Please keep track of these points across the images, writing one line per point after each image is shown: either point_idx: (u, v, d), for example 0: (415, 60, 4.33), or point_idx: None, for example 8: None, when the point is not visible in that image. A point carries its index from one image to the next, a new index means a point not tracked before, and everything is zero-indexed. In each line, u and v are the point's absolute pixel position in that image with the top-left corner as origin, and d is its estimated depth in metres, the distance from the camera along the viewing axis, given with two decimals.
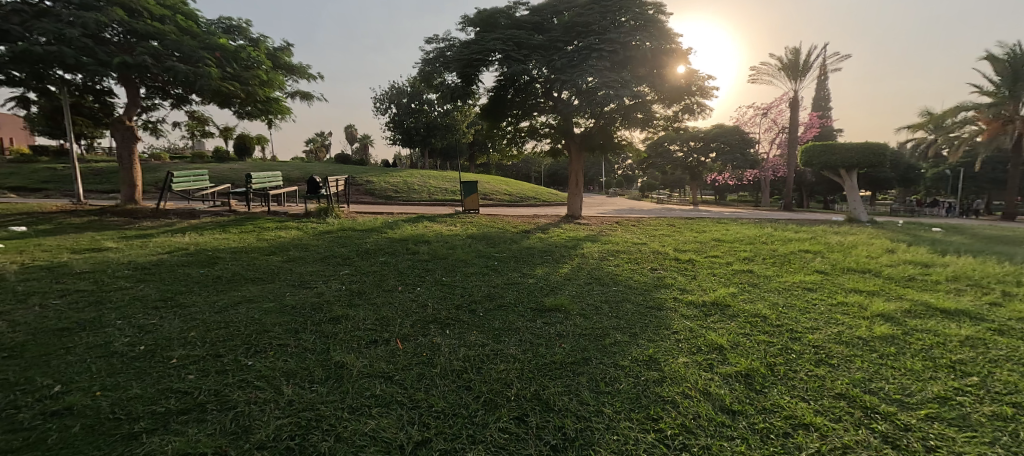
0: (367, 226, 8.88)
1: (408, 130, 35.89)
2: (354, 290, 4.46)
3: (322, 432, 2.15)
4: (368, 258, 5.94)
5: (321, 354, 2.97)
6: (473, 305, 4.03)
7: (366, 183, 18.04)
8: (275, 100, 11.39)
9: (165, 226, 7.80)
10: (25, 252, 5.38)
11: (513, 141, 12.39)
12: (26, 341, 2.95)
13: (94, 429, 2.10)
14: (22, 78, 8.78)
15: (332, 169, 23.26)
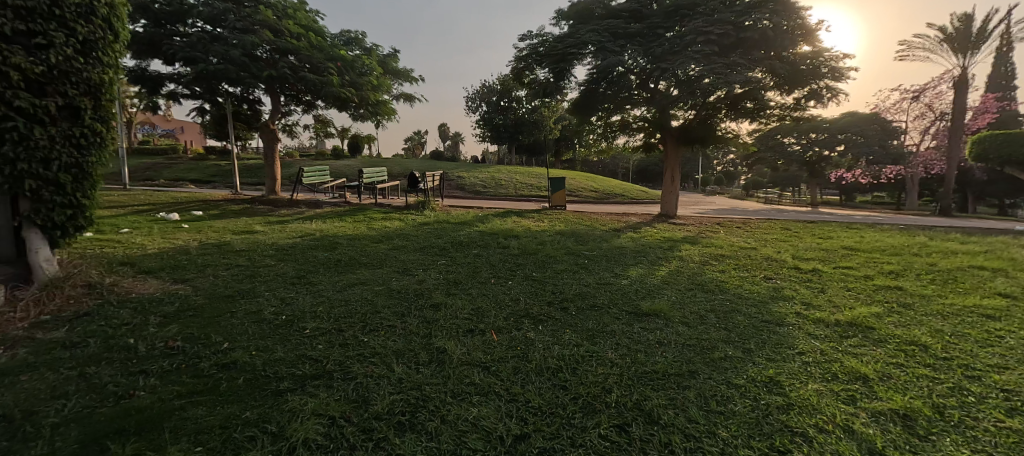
0: (460, 219, 9.30)
1: (497, 126, 36.85)
2: (451, 279, 4.70)
3: (428, 412, 2.28)
4: (463, 250, 6.21)
5: (426, 338, 3.18)
6: (565, 303, 3.99)
7: (460, 178, 18.90)
8: (384, 102, 12.51)
9: (296, 214, 9.00)
10: (201, 231, 6.62)
11: (603, 135, 12.06)
12: (204, 303, 3.63)
13: (252, 383, 2.48)
14: (200, 92, 10.76)
15: (429, 164, 24.86)
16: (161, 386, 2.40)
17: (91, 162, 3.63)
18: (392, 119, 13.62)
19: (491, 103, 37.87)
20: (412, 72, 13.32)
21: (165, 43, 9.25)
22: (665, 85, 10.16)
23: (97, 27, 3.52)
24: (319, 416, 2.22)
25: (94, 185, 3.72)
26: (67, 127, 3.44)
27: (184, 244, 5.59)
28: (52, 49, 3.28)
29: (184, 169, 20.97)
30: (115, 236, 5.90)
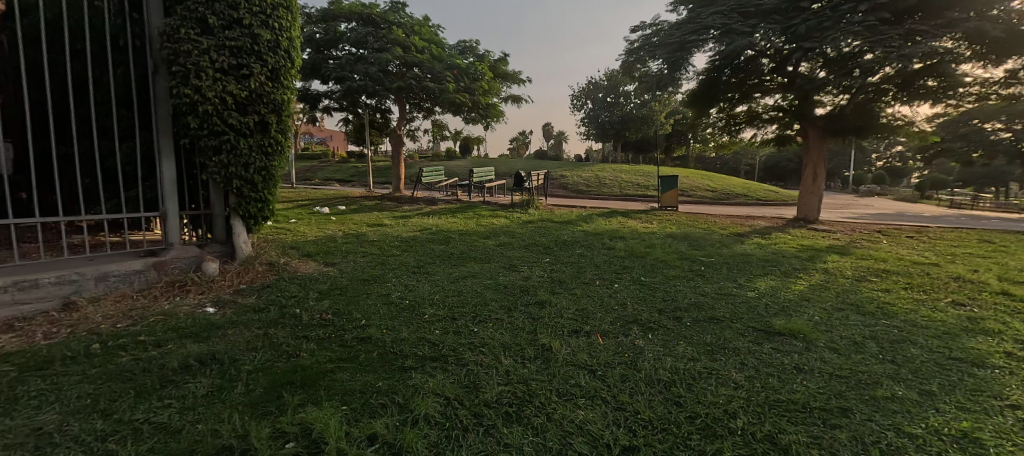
0: (564, 218, 9.33)
1: (604, 123, 35.95)
2: (555, 278, 4.76)
3: (534, 408, 2.35)
4: (567, 249, 6.24)
5: (531, 333, 3.29)
6: (678, 312, 3.76)
7: (565, 177, 18.92)
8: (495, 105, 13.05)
9: (416, 210, 9.93)
10: (343, 223, 7.70)
11: (727, 129, 11.02)
12: (347, 284, 4.24)
13: (383, 358, 2.83)
14: (346, 105, 12.48)
15: (534, 164, 25.37)
16: (317, 350, 2.87)
17: (275, 165, 4.47)
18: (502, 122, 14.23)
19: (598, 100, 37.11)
20: (520, 75, 13.92)
21: (323, 67, 10.95)
22: (808, 67, 8.92)
23: (281, 56, 4.33)
24: (437, 395, 2.43)
25: (277, 184, 4.58)
26: (260, 138, 4.30)
27: (331, 234, 6.57)
28: (252, 76, 4.13)
29: (331, 170, 24.54)
30: (284, 225, 7.19)
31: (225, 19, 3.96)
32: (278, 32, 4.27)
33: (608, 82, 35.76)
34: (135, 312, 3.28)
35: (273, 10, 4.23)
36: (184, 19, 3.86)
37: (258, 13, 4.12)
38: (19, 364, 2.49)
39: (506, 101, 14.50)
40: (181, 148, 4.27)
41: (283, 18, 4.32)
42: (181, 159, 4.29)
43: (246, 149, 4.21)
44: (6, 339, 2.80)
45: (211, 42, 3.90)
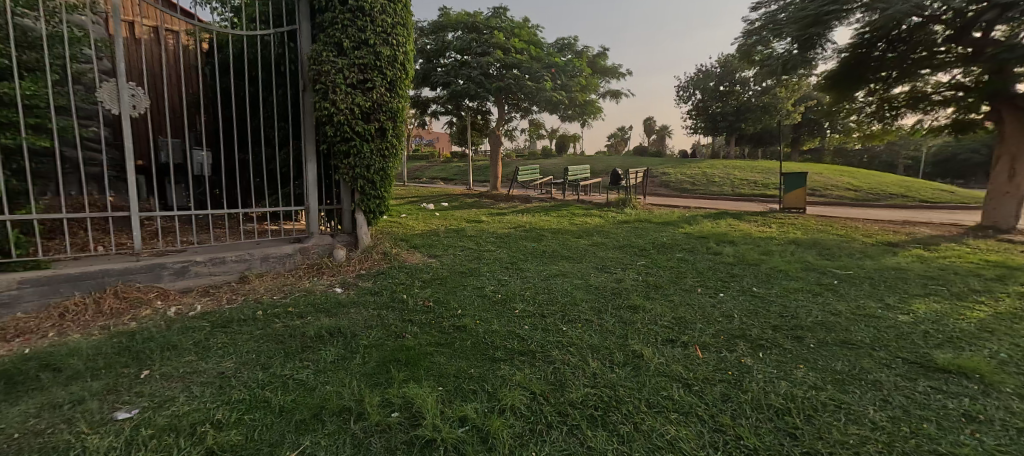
0: (664, 219, 8.95)
1: (714, 116, 33.25)
2: (650, 283, 4.67)
3: (621, 415, 2.37)
4: (666, 252, 6.03)
5: (621, 338, 3.32)
6: (798, 332, 3.45)
7: (667, 175, 18.00)
8: (591, 103, 13.04)
9: (512, 207, 10.29)
10: (445, 218, 8.32)
11: (880, 112, 9.38)
12: (447, 275, 4.64)
13: (476, 346, 3.07)
14: (450, 109, 13.39)
15: (634, 160, 24.43)
16: (419, 333, 3.22)
17: (391, 166, 5.05)
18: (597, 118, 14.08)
19: (711, 90, 34.18)
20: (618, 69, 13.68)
21: (433, 74, 11.87)
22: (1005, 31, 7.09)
23: (398, 69, 4.88)
24: (524, 388, 2.58)
25: (392, 182, 5.17)
26: (379, 141, 4.90)
27: (435, 228, 7.18)
28: (374, 88, 4.72)
29: (437, 169, 26.37)
30: (397, 219, 8.03)
31: (356, 40, 4.57)
32: (396, 48, 4.82)
33: (720, 70, 32.90)
34: (285, 288, 4.01)
35: (392, 29, 4.79)
36: (325, 44, 4.55)
37: (381, 33, 4.70)
38: (210, 322, 3.23)
39: (603, 96, 14.37)
40: (320, 153, 5.05)
41: (400, 35, 4.86)
42: (320, 162, 5.07)
43: (368, 152, 4.83)
44: (203, 301, 3.65)
45: (345, 61, 4.54)
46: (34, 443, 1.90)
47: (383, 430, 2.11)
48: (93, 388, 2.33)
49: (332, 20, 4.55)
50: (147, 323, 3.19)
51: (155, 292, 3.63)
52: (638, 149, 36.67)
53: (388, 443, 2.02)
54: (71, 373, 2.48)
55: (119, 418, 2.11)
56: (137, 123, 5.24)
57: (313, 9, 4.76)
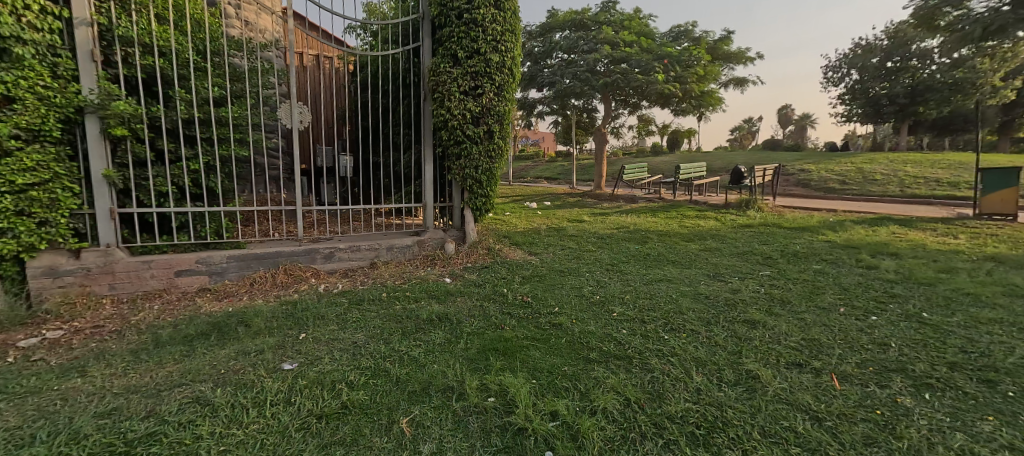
0: (799, 224, 7.89)
1: (877, 97, 28.13)
2: (774, 296, 4.23)
3: (727, 438, 2.19)
4: (799, 263, 5.38)
5: (734, 354, 3.07)
6: (989, 373, 2.74)
7: (806, 174, 15.74)
8: (710, 93, 12.06)
9: (617, 208, 10.06)
10: (549, 217, 8.53)
11: None
12: (547, 273, 4.82)
13: (570, 345, 3.16)
14: (556, 109, 13.61)
15: (766, 157, 21.75)
16: (517, 326, 3.45)
17: (496, 166, 5.40)
18: (719, 108, 12.92)
19: (875, 67, 28.21)
20: (743, 55, 12.51)
21: (539, 77, 12.14)
22: None
23: (505, 74, 5.19)
24: (617, 391, 2.57)
25: (497, 182, 5.52)
26: (487, 143, 5.27)
27: (538, 226, 7.44)
28: (483, 94, 5.10)
29: (545, 168, 26.81)
30: (502, 217, 8.52)
31: (469, 50, 4.97)
32: (504, 54, 5.13)
33: (885, 44, 27.40)
34: (405, 275, 4.58)
35: (502, 37, 5.10)
36: (443, 56, 5.04)
37: (492, 41, 5.03)
38: (348, 299, 3.87)
39: (723, 85, 13.30)
40: (436, 155, 5.61)
41: (509, 42, 5.16)
42: (436, 164, 5.62)
43: (477, 154, 5.24)
44: (344, 281, 4.38)
45: (459, 71, 4.97)
46: (232, 378, 2.54)
47: (481, 412, 2.31)
48: (269, 343, 2.99)
49: (450, 34, 5.00)
50: (304, 296, 3.94)
51: (309, 272, 4.43)
52: (770, 143, 32.62)
53: (483, 425, 2.21)
54: (255, 329, 3.21)
55: (284, 368, 2.69)
56: (302, 135, 6.46)
57: (434, 26, 5.30)
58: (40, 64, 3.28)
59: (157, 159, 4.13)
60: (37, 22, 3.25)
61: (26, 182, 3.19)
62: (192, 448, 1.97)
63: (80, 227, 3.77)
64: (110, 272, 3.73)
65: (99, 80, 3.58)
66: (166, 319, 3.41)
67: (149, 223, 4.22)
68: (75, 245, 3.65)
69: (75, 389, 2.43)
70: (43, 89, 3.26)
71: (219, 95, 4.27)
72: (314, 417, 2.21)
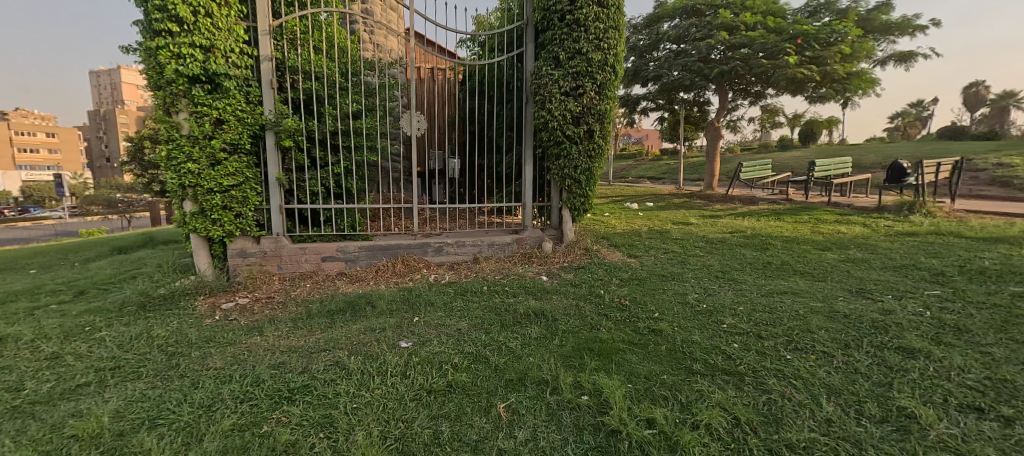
0: (988, 230, 6.27)
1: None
2: (947, 324, 3.08)
3: None
4: (986, 282, 3.87)
5: (881, 387, 2.40)
6: None
7: (1005, 170, 12.67)
8: (861, 72, 10.38)
9: (731, 209, 9.12)
10: (652, 220, 8.09)
11: None
12: (645, 276, 4.48)
13: (671, 353, 2.84)
14: (663, 103, 13.04)
15: (939, 148, 17.76)
16: (613, 328, 3.28)
17: (595, 166, 5.43)
18: (870, 90, 11.03)
19: None
20: (905, 25, 10.61)
21: (643, 71, 11.74)
22: None
23: (608, 71, 5.16)
24: (723, 408, 2.28)
25: (596, 182, 5.55)
26: (586, 143, 5.33)
27: (638, 229, 7.13)
28: (585, 94, 5.15)
29: (653, 167, 25.64)
30: (600, 218, 8.39)
31: (571, 51, 5.06)
32: (607, 52, 5.10)
33: None
34: (504, 271, 4.86)
35: (605, 34, 5.07)
36: (545, 59, 5.23)
37: (595, 39, 5.04)
38: (453, 289, 4.25)
39: (876, 62, 11.39)
40: (537, 156, 5.81)
41: (613, 39, 5.10)
42: (536, 164, 5.83)
43: (577, 154, 5.32)
44: (453, 273, 4.82)
45: (560, 72, 5.10)
46: (362, 349, 3.01)
47: (574, 408, 2.36)
48: (390, 322, 3.45)
49: (553, 37, 5.15)
50: (418, 283, 4.45)
51: (422, 263, 4.95)
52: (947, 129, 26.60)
53: (576, 421, 2.26)
54: (379, 310, 3.73)
55: (401, 345, 3.09)
56: (420, 140, 7.21)
57: (537, 30, 5.51)
58: (239, 93, 4.27)
59: (311, 164, 4.96)
60: (237, 61, 4.22)
61: (228, 184, 4.27)
62: (333, 401, 2.42)
63: (261, 219, 4.73)
64: (278, 255, 4.58)
65: (276, 102, 4.47)
66: (314, 295, 4.12)
67: (305, 217, 5.10)
68: (256, 233, 4.59)
69: (256, 345, 3.12)
70: (240, 112, 4.26)
71: (357, 110, 5.03)
72: (424, 391, 2.52)
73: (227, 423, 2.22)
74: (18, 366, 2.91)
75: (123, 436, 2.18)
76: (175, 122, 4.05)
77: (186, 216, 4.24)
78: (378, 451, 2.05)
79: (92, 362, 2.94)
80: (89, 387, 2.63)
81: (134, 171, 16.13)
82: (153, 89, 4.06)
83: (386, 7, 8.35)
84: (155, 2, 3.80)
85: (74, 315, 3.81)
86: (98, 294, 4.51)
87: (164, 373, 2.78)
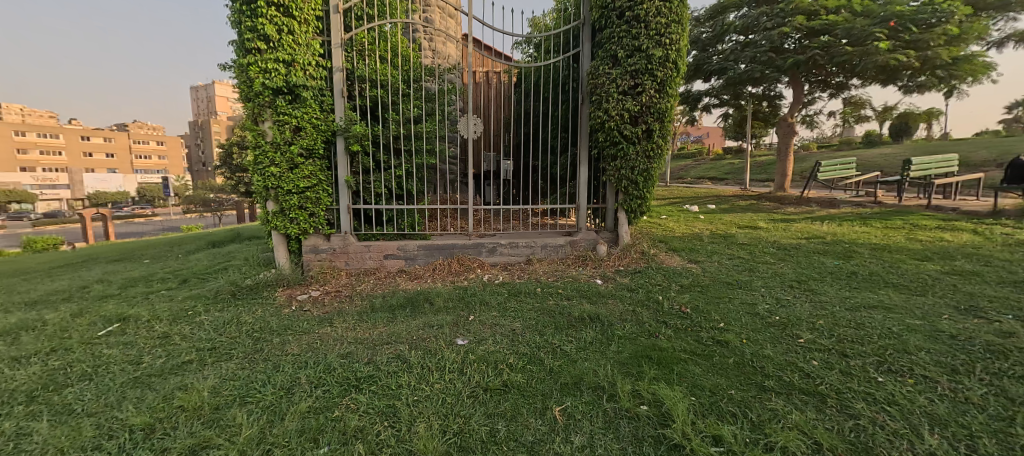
0: None
1: None
2: None
3: None
4: None
5: (1001, 421, 2.09)
6: None
7: None
8: (970, 57, 9.16)
9: (805, 213, 8.42)
10: (715, 223, 7.66)
11: None
12: (710, 283, 4.25)
13: (740, 367, 2.66)
14: (728, 99, 12.36)
15: None
16: (673, 337, 3.13)
17: (654, 166, 5.22)
18: (981, 77, 9.72)
19: None
20: None
21: (706, 65, 11.18)
22: None
23: (669, 68, 4.94)
24: (802, 431, 2.10)
25: (655, 183, 5.33)
26: (645, 143, 5.15)
27: (700, 233, 6.77)
28: (644, 92, 4.98)
29: (715, 167, 24.33)
30: (658, 221, 8.08)
31: (630, 48, 4.90)
32: (668, 47, 4.87)
33: None
34: (558, 273, 4.81)
35: (667, 29, 4.87)
36: (602, 58, 5.12)
37: (655, 35, 4.85)
38: (507, 290, 4.27)
39: (988, 45, 10.01)
40: (592, 157, 5.70)
41: (675, 33, 4.88)
42: (591, 165, 5.72)
43: (634, 155, 5.16)
44: (506, 274, 4.84)
45: (618, 71, 4.97)
46: (421, 344, 3.11)
47: (633, 418, 2.27)
48: (448, 319, 3.53)
49: (611, 35, 5.03)
50: (473, 283, 4.52)
51: (476, 263, 5.02)
52: None
53: (636, 432, 2.17)
54: (437, 307, 3.83)
55: (458, 343, 3.15)
56: (475, 143, 7.35)
57: (594, 29, 5.42)
58: (314, 102, 4.57)
59: (375, 166, 5.20)
60: (313, 72, 4.53)
61: (304, 186, 4.58)
62: (396, 393, 2.51)
63: (331, 218, 5.03)
64: (345, 252, 4.84)
65: (346, 110, 4.74)
66: (375, 291, 4.31)
67: (368, 216, 5.35)
68: (327, 231, 4.88)
69: (328, 335, 3.32)
70: (315, 120, 4.56)
71: (417, 114, 5.20)
72: (480, 389, 2.54)
73: (304, 406, 2.38)
74: (136, 343, 3.32)
75: (218, 409, 2.40)
76: (261, 130, 4.42)
77: (268, 215, 4.61)
78: (439, 445, 2.09)
79: (194, 342, 3.28)
80: (193, 364, 2.94)
81: (224, 174, 17.85)
82: (243, 100, 4.46)
83: (445, 15, 8.60)
84: (247, 22, 4.18)
85: (178, 300, 4.28)
86: (197, 282, 5.03)
87: (252, 355, 3.04)
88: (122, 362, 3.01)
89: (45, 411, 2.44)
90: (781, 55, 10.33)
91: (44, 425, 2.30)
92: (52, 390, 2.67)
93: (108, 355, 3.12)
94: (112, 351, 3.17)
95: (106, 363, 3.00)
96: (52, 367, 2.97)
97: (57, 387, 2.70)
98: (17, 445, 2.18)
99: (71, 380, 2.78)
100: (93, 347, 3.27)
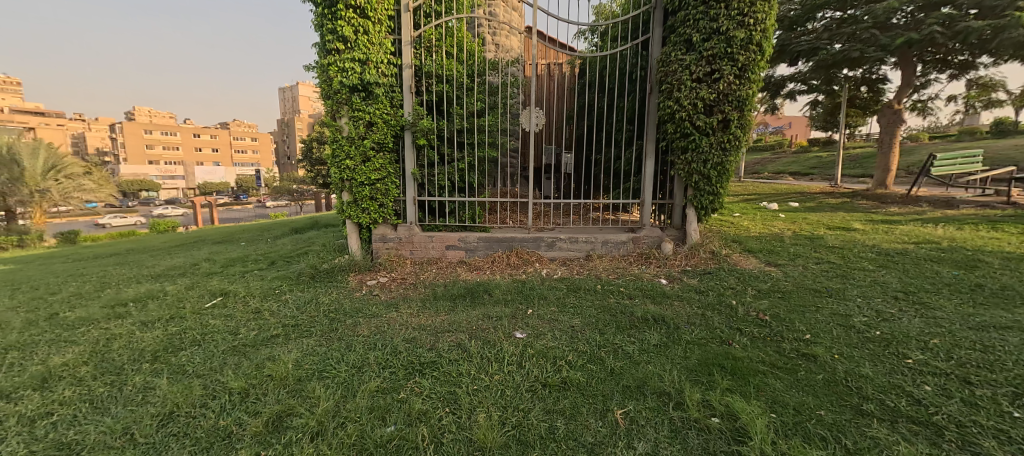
0: None
1: None
2: None
3: None
4: None
5: None
6: None
7: None
8: None
9: (912, 214, 7.43)
10: (799, 223, 6.97)
11: None
12: (792, 289, 3.87)
13: (831, 386, 2.38)
14: (817, 85, 11.21)
15: None
16: (749, 346, 2.87)
17: (730, 159, 4.83)
18: None
19: None
20: None
21: (793, 46, 10.17)
22: None
23: (752, 51, 4.53)
24: None
25: (730, 177, 4.93)
26: (721, 134, 4.78)
27: (781, 233, 6.19)
28: (722, 78, 4.61)
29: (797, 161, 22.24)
30: (732, 219, 7.52)
31: (706, 31, 4.54)
32: (752, 28, 4.47)
33: None
34: (620, 270, 4.63)
35: (751, 8, 4.46)
36: (675, 44, 4.81)
37: (736, 15, 4.46)
38: (566, 285, 4.18)
39: None
40: (660, 150, 5.40)
41: (760, 12, 4.46)
42: (659, 158, 5.42)
43: (707, 147, 4.81)
44: (564, 269, 4.75)
45: (693, 57, 4.63)
46: (480, 334, 3.13)
47: (703, 430, 2.12)
48: (506, 312, 3.53)
49: (685, 18, 4.70)
50: (531, 276, 4.50)
51: (535, 256, 4.99)
52: None
53: (706, 445, 2.03)
54: (496, 299, 3.85)
55: (516, 336, 3.13)
56: (537, 136, 7.30)
57: (667, 13, 5.10)
58: (386, 98, 4.75)
59: (439, 160, 5.32)
60: (385, 70, 4.71)
61: (375, 178, 4.80)
62: (457, 380, 2.54)
63: (398, 209, 5.24)
64: (410, 242, 5.00)
65: (414, 105, 4.89)
66: (437, 280, 4.42)
67: (433, 208, 5.48)
68: (394, 221, 5.09)
69: (393, 320, 3.45)
70: (386, 115, 4.74)
71: (481, 107, 5.26)
72: (539, 384, 2.51)
73: (374, 385, 2.49)
74: (235, 315, 3.67)
75: (300, 381, 2.58)
76: (339, 126, 4.71)
77: (344, 205, 4.89)
78: (498, 436, 2.08)
79: (281, 318, 3.57)
80: (280, 338, 3.19)
81: (306, 167, 19.26)
82: (324, 99, 4.76)
83: (509, 8, 8.60)
84: (328, 25, 4.45)
85: (269, 279, 4.69)
86: (284, 264, 5.47)
87: (328, 333, 3.24)
88: (223, 331, 3.34)
89: (166, 369, 2.77)
90: (887, 32, 9.10)
91: (164, 381, 2.61)
92: (170, 352, 3.03)
93: (213, 324, 3.48)
94: (216, 322, 3.54)
95: (211, 332, 3.35)
96: (170, 332, 3.37)
97: (174, 349, 3.06)
98: (144, 396, 2.48)
99: (185, 345, 3.13)
100: (201, 317, 3.67)
